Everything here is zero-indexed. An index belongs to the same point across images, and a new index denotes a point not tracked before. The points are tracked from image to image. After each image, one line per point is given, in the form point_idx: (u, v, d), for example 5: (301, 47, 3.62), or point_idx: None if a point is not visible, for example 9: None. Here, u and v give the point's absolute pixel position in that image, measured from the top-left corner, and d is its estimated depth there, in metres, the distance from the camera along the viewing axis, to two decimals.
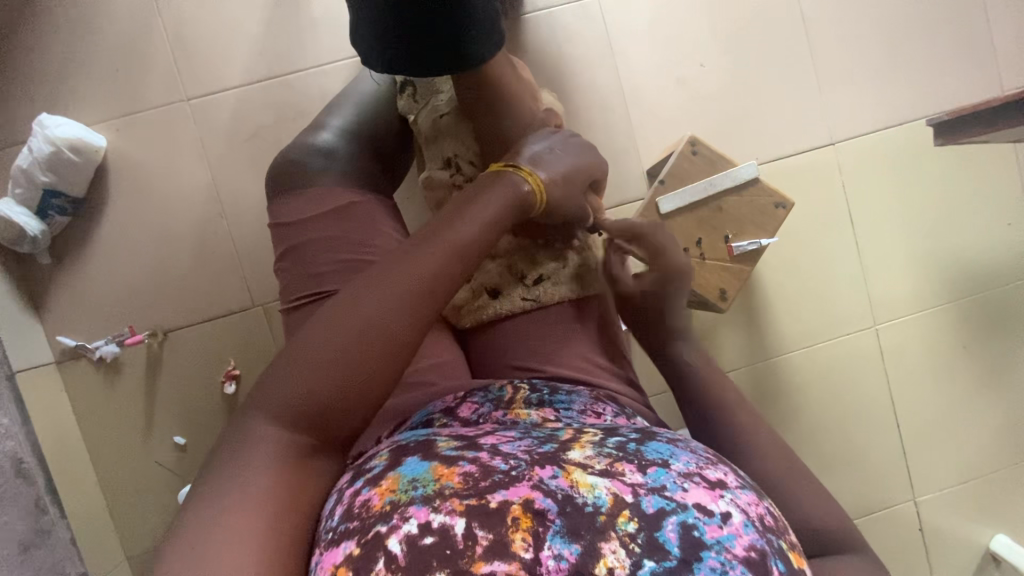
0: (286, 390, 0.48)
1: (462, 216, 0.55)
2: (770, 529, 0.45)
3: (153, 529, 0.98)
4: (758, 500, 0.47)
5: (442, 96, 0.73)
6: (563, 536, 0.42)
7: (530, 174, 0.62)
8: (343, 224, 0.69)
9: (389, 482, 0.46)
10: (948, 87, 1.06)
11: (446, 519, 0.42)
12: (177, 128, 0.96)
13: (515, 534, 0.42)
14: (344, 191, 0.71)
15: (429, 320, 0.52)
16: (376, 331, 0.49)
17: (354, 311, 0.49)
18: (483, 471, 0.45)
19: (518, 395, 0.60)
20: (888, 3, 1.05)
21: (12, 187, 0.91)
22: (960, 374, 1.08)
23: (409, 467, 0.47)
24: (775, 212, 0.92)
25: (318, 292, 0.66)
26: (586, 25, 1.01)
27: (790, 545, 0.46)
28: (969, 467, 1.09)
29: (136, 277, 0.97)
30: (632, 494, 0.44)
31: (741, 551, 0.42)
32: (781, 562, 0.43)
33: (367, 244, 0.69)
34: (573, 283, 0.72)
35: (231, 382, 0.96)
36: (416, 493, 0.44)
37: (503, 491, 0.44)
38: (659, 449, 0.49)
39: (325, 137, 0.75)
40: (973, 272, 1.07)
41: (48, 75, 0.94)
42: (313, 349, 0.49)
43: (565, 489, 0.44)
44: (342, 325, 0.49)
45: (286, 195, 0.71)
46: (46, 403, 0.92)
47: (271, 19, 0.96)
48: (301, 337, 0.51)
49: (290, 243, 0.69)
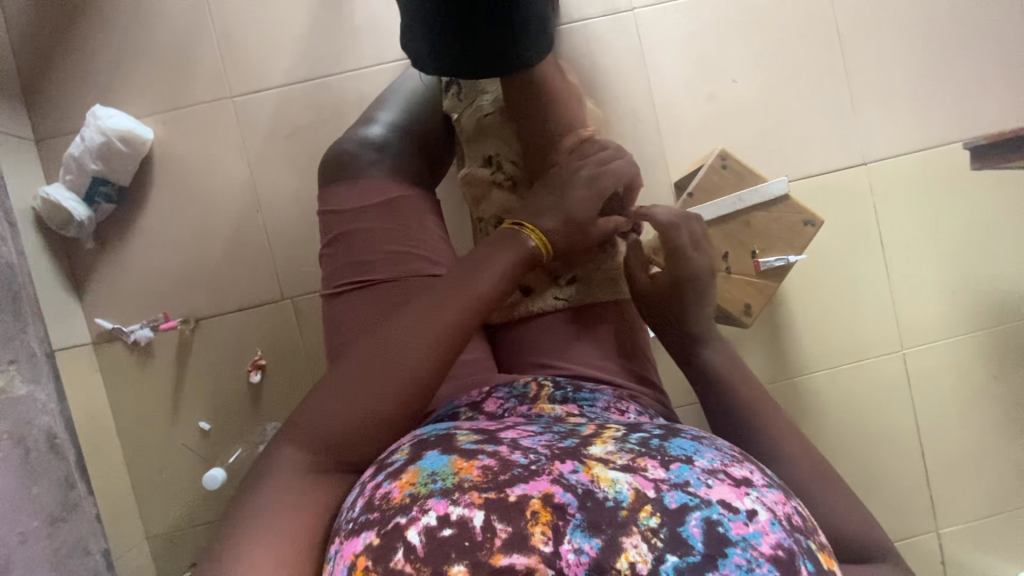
0: (312, 430, 0.51)
1: (483, 268, 0.58)
2: (798, 529, 0.44)
3: (173, 512, 1.01)
4: (786, 500, 0.47)
5: (488, 97, 0.73)
6: (583, 530, 0.42)
7: (533, 229, 0.62)
8: (394, 217, 0.70)
9: (409, 476, 0.46)
10: (988, 112, 1.05)
11: (465, 512, 0.43)
12: (220, 124, 1.00)
13: (534, 527, 0.42)
14: (394, 184, 0.72)
15: (447, 366, 0.54)
16: (398, 379, 0.52)
17: (381, 359, 0.52)
18: (503, 465, 0.46)
19: (543, 392, 0.60)
20: (927, 25, 1.04)
21: (64, 174, 0.95)
22: (989, 404, 1.05)
23: (430, 460, 0.47)
24: (803, 229, 0.91)
25: (363, 281, 0.67)
26: (620, 38, 1.03)
27: (821, 547, 0.45)
28: (995, 501, 1.06)
29: (173, 264, 1.00)
30: (655, 489, 0.44)
31: (768, 550, 0.41)
32: (810, 563, 0.42)
33: (414, 239, 0.69)
34: (604, 286, 0.74)
35: (257, 372, 0.99)
36: (436, 485, 0.45)
37: (522, 485, 0.44)
38: (683, 445, 0.49)
39: (376, 130, 0.77)
40: (1007, 300, 1.05)
41: (101, 68, 0.99)
42: (338, 399, 0.52)
43: (585, 484, 0.45)
44: (367, 375, 0.52)
45: (339, 184, 0.72)
46: (81, 382, 0.95)
47: (315, 23, 0.99)
48: (328, 380, 0.54)
49: (339, 230, 0.70)
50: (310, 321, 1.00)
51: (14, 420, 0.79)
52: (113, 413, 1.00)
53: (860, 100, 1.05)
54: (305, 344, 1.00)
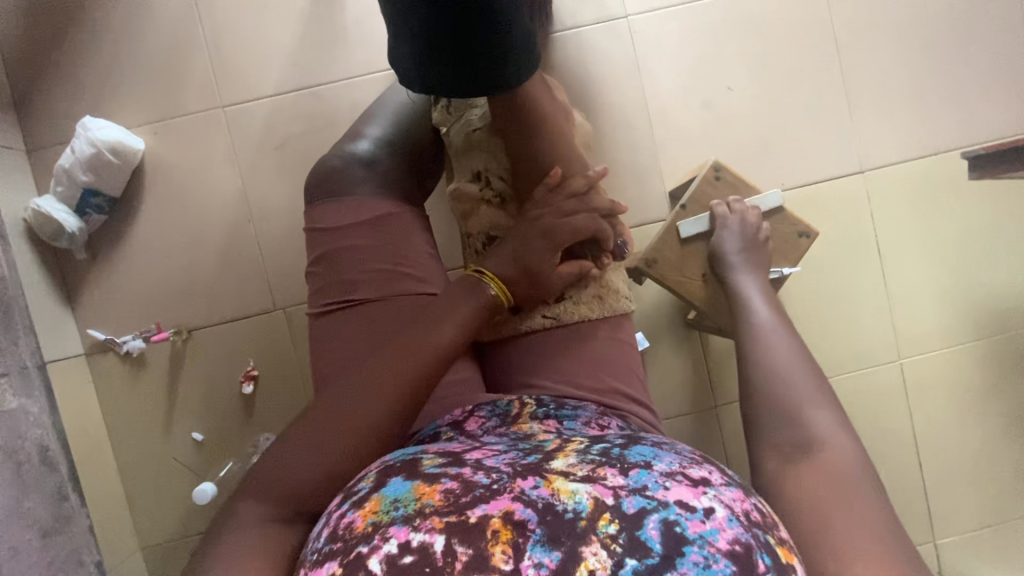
0: (275, 479, 0.51)
1: (443, 317, 0.60)
2: (757, 524, 0.44)
3: (167, 523, 1.01)
4: (746, 497, 0.46)
5: (476, 112, 0.74)
6: (543, 544, 0.41)
7: (494, 278, 0.65)
8: (380, 236, 0.69)
9: (373, 503, 0.46)
10: (987, 118, 1.04)
11: (426, 537, 0.41)
12: (210, 134, 0.99)
13: (494, 547, 0.41)
14: (381, 200, 0.71)
15: (407, 417, 0.56)
16: (360, 430, 0.53)
17: (344, 410, 0.54)
18: (465, 487, 0.45)
19: (524, 410, 0.60)
20: (926, 30, 1.03)
21: (54, 185, 0.95)
22: (987, 413, 1.04)
23: (393, 487, 0.47)
24: (798, 241, 0.90)
25: (349, 300, 0.66)
26: (614, 46, 1.02)
27: (780, 541, 0.44)
28: (993, 511, 1.05)
29: (164, 275, 1.00)
30: (613, 497, 0.44)
31: (725, 545, 0.41)
32: (768, 556, 0.41)
33: (402, 256, 0.69)
34: (593, 303, 0.72)
35: (250, 382, 0.99)
36: (397, 513, 0.44)
37: (482, 505, 0.43)
38: (642, 452, 0.50)
39: (363, 146, 0.75)
40: (1004, 309, 1.04)
41: (92, 78, 0.98)
42: (298, 448, 0.52)
43: (545, 498, 0.44)
44: (328, 425, 0.53)
45: (327, 201, 0.71)
46: (74, 394, 0.95)
47: (306, 32, 0.98)
48: (290, 430, 0.54)
49: (326, 247, 0.69)
50: (303, 332, 1.00)
51: None
52: (107, 424, 1.00)
53: (857, 107, 1.03)
54: (298, 354, 1.00)
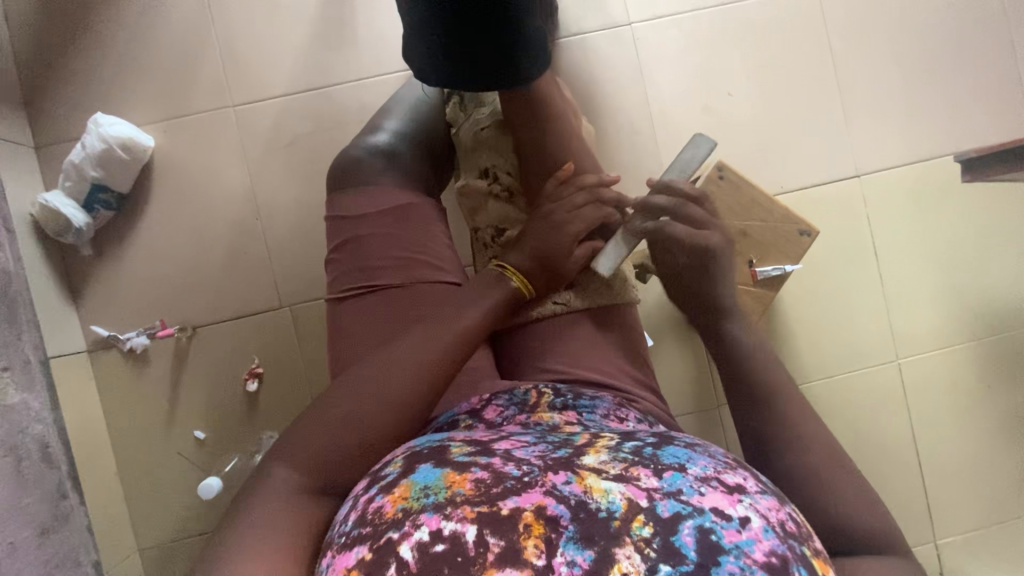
0: (301, 450, 0.50)
1: (466, 307, 0.62)
2: (793, 535, 0.42)
3: (166, 523, 0.99)
4: (781, 506, 0.45)
5: (485, 110, 0.73)
6: (576, 542, 0.40)
7: (515, 271, 0.66)
8: (400, 225, 0.70)
9: (402, 489, 0.44)
10: (976, 125, 1.07)
11: (457, 527, 0.40)
12: (220, 132, 1.00)
13: (526, 541, 0.40)
14: (402, 191, 0.72)
15: (435, 397, 0.56)
16: (389, 404, 0.53)
17: (373, 385, 0.54)
18: (495, 477, 0.44)
19: (543, 400, 0.59)
20: (916, 41, 1.07)
21: (63, 181, 0.96)
22: (983, 413, 1.06)
23: (422, 473, 0.45)
24: (799, 239, 0.92)
25: (369, 285, 0.67)
26: (617, 51, 1.05)
27: (816, 553, 0.43)
28: (992, 510, 1.06)
29: (170, 271, 1.00)
30: (648, 499, 0.42)
31: (762, 557, 0.40)
32: (806, 570, 0.40)
33: (422, 245, 0.70)
34: (602, 291, 0.72)
35: (254, 380, 0.98)
36: (428, 500, 0.43)
37: (514, 497, 0.42)
38: (676, 453, 0.47)
39: (382, 137, 0.78)
40: (997, 310, 1.06)
41: (103, 77, 0.99)
42: (326, 420, 0.52)
43: (578, 495, 0.42)
44: (357, 399, 0.53)
45: (349, 189, 0.72)
46: (76, 390, 0.94)
47: (316, 34, 1.00)
48: (317, 404, 0.54)
49: (348, 235, 0.70)
50: (308, 329, 1.00)
51: (7, 427, 0.79)
52: (107, 421, 0.99)
53: (852, 114, 1.07)
54: (303, 352, 1.00)
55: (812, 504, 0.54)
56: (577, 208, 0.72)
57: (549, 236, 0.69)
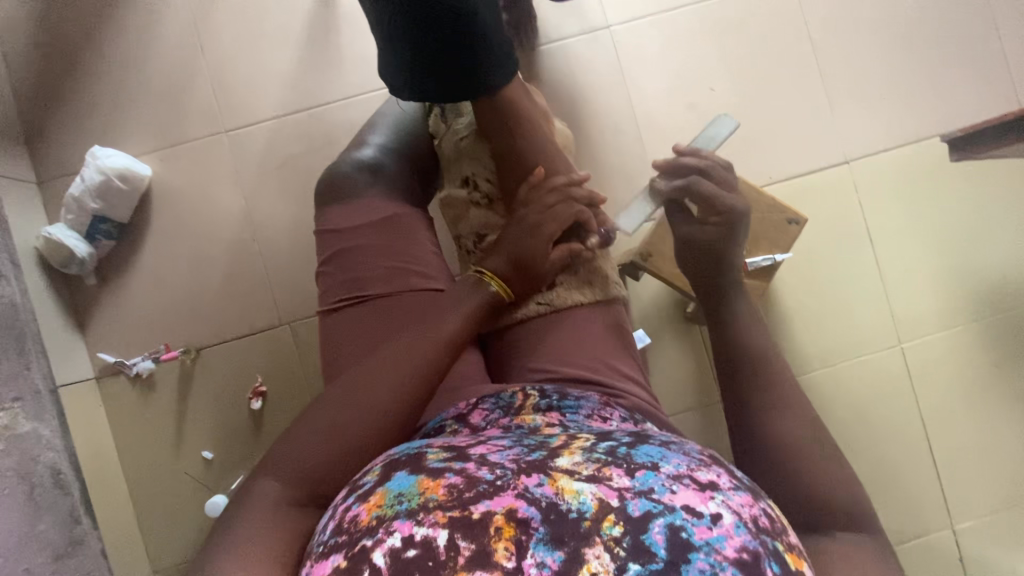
0: (287, 460, 0.51)
1: (447, 312, 0.63)
2: (765, 531, 0.43)
3: (178, 544, 1.00)
4: (755, 501, 0.45)
5: (462, 120, 0.76)
6: (547, 543, 0.41)
7: (494, 277, 0.67)
8: (385, 236, 0.71)
9: (377, 497, 0.45)
10: (964, 103, 1.07)
11: (429, 532, 0.41)
12: (216, 158, 1.03)
13: (498, 543, 0.41)
14: (388, 203, 0.74)
15: (417, 403, 0.57)
16: (372, 413, 0.54)
17: (355, 395, 0.55)
18: (468, 482, 0.44)
19: (527, 401, 0.59)
20: (897, 25, 1.07)
21: (65, 214, 0.99)
22: (992, 395, 1.04)
23: (397, 481, 0.46)
24: (787, 228, 0.92)
25: (359, 296, 0.68)
26: (599, 54, 1.06)
27: (789, 547, 0.43)
28: (1009, 493, 1.03)
29: (172, 296, 1.02)
30: (618, 498, 0.43)
31: (732, 553, 0.40)
32: (776, 563, 0.41)
33: (406, 254, 0.71)
34: (585, 288, 0.73)
35: (258, 399, 1.00)
36: (401, 506, 0.43)
37: (486, 501, 0.43)
38: (650, 452, 0.47)
39: (368, 152, 0.79)
40: (998, 289, 1.05)
41: (101, 112, 1.03)
42: (308, 429, 0.53)
43: (549, 497, 0.43)
44: (339, 409, 0.54)
45: (336, 203, 0.74)
46: (85, 417, 0.97)
47: (303, 57, 1.03)
48: (303, 415, 0.55)
49: (335, 248, 0.71)
50: (309, 344, 1.01)
51: (19, 457, 0.81)
52: (118, 445, 1.01)
53: (837, 101, 1.07)
54: (304, 368, 1.01)
55: (805, 491, 0.54)
56: (554, 208, 0.71)
57: (525, 242, 0.69)
